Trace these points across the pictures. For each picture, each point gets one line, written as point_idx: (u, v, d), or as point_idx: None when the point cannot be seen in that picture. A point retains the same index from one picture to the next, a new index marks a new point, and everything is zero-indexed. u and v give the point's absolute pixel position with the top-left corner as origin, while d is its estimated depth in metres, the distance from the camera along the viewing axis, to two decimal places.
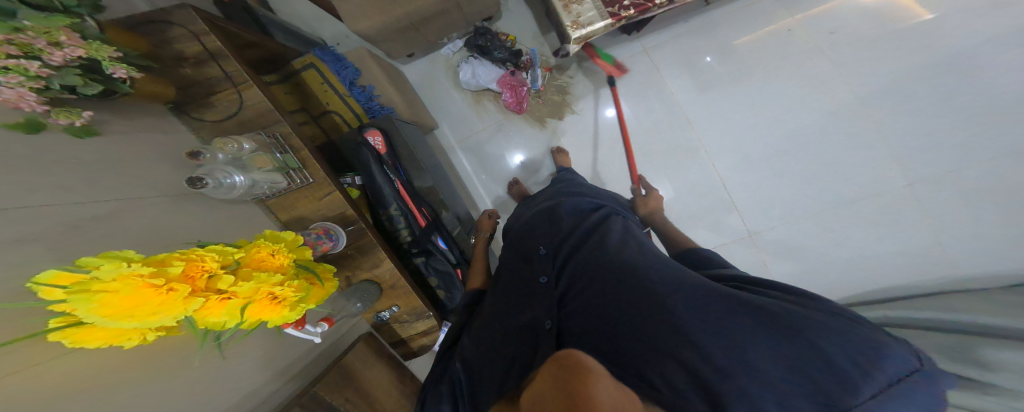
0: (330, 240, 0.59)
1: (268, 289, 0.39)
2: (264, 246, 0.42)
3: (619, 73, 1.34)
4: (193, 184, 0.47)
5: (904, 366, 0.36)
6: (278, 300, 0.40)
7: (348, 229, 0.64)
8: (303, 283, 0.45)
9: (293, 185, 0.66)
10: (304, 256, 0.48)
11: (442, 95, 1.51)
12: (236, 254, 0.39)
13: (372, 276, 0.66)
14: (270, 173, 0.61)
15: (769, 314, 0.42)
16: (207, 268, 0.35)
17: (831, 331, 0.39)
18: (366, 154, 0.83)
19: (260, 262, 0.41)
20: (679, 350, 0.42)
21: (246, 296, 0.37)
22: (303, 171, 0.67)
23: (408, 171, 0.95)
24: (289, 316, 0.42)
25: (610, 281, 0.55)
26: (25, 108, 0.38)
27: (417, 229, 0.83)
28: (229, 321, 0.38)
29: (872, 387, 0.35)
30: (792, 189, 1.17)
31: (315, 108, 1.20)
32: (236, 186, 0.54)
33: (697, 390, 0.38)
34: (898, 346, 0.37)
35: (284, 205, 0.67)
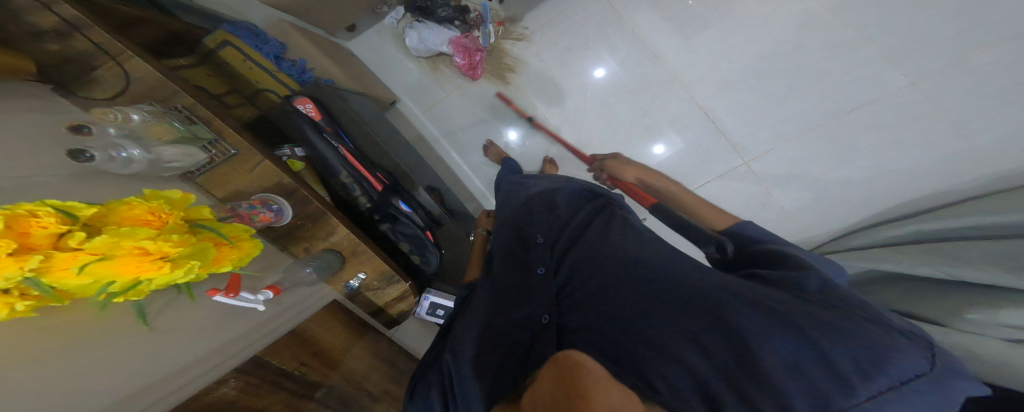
0: (270, 210, 0.52)
1: (136, 242, 0.31)
2: (138, 203, 0.34)
3: (572, 17, 1.25)
4: (74, 156, 0.39)
5: (915, 371, 0.34)
6: (154, 254, 0.32)
7: (293, 198, 0.56)
8: (195, 243, 0.37)
9: (213, 159, 0.56)
10: (201, 214, 0.40)
11: (394, 67, 1.38)
12: (89, 212, 0.31)
13: (329, 245, 0.60)
14: (178, 144, 0.51)
15: (773, 300, 0.41)
16: (46, 224, 0.27)
17: (841, 328, 0.37)
18: (299, 121, 0.74)
19: (134, 220, 0.34)
20: (679, 350, 0.40)
21: (104, 251, 0.29)
22: (221, 142, 0.57)
23: (355, 137, 0.87)
24: (177, 274, 0.35)
25: (616, 273, 0.53)
26: None
27: (374, 194, 0.77)
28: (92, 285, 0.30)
29: (869, 388, 0.33)
30: (785, 114, 1.09)
31: (245, 89, 0.99)
32: (135, 160, 0.45)
33: (693, 383, 0.37)
34: (913, 352, 0.35)
35: (215, 181, 0.58)
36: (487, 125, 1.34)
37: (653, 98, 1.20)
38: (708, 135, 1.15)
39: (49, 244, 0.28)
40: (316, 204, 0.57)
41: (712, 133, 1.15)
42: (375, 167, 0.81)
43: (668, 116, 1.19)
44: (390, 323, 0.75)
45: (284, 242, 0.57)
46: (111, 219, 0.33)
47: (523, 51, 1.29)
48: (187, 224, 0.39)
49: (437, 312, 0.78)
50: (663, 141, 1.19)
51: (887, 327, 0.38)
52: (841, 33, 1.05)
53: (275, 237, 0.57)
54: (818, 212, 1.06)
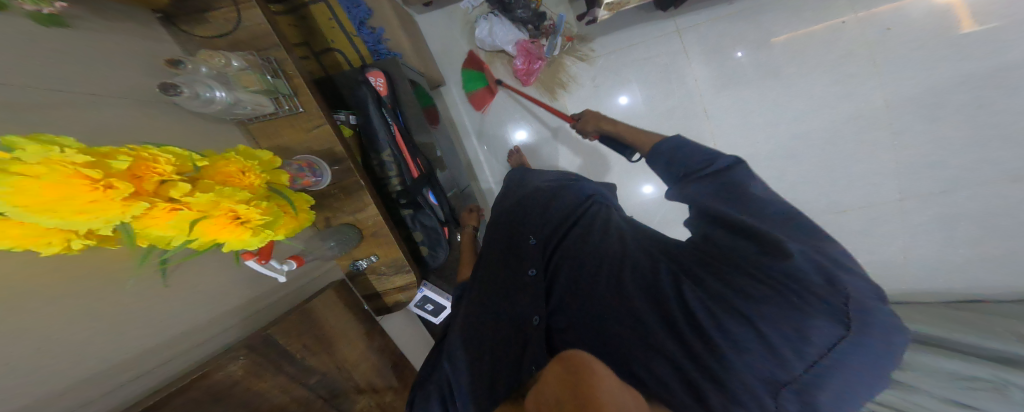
0: (313, 175, 0.54)
1: (231, 204, 0.30)
2: (234, 160, 0.34)
3: (641, 52, 1.26)
4: (166, 89, 0.41)
5: (836, 335, 0.38)
6: (243, 220, 0.31)
7: (334, 168, 0.60)
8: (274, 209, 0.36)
9: (279, 111, 0.58)
10: (281, 180, 0.39)
11: (455, 51, 1.40)
12: (195, 164, 0.31)
13: (352, 221, 0.61)
14: (256, 95, 0.53)
15: (732, 294, 0.43)
16: (157, 171, 0.27)
17: (785, 309, 0.40)
18: (366, 93, 0.77)
19: (228, 178, 0.33)
20: (662, 344, 0.43)
21: (202, 209, 0.29)
22: (294, 98, 0.59)
23: (407, 117, 0.90)
24: (253, 242, 0.33)
25: (598, 273, 0.55)
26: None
27: (408, 179, 0.78)
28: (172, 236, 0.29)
29: (805, 360, 0.38)
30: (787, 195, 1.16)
31: (318, 46, 1.08)
32: (217, 101, 0.48)
33: (677, 381, 0.41)
34: (828, 320, 0.39)
35: (267, 132, 0.60)
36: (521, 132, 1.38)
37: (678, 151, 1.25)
38: None
39: (156, 192, 0.28)
40: (355, 178, 0.60)
41: None
42: (418, 151, 0.83)
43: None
44: (382, 311, 0.69)
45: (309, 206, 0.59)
46: (212, 174, 0.32)
47: (580, 71, 1.30)
48: (269, 188, 0.37)
49: (426, 306, 0.76)
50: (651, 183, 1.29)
51: (827, 292, 0.39)
52: (876, 133, 1.09)
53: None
54: None
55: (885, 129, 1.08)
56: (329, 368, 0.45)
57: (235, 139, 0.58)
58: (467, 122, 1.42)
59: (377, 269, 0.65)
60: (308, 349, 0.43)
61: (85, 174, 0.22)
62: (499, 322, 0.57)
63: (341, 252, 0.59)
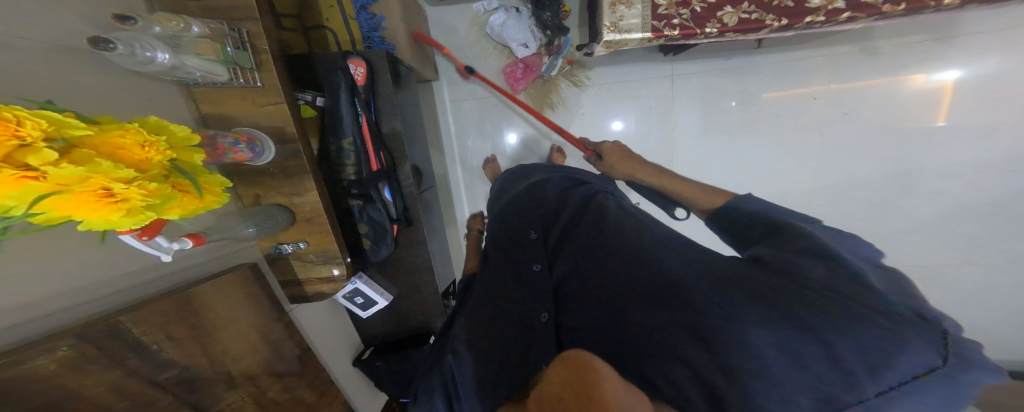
0: (251, 151, 0.53)
1: (105, 182, 0.30)
2: (132, 133, 0.33)
3: (634, 88, 1.29)
4: (94, 43, 0.37)
5: (927, 365, 0.30)
6: (118, 198, 0.31)
7: (281, 148, 0.57)
8: (166, 190, 0.36)
9: (234, 82, 0.54)
10: (192, 159, 0.40)
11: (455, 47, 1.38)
12: (75, 133, 0.29)
13: (286, 202, 0.59)
14: (210, 64, 0.50)
15: (776, 303, 0.37)
16: (20, 135, 0.26)
17: (865, 326, 0.32)
18: (340, 79, 0.75)
19: (116, 150, 0.32)
20: (687, 349, 0.37)
21: (68, 183, 0.28)
22: (255, 73, 0.56)
23: (380, 111, 0.87)
24: (124, 222, 0.33)
25: (611, 266, 0.51)
26: None
27: (365, 171, 0.76)
28: (11, 205, 0.27)
29: (879, 384, 0.30)
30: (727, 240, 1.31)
31: (312, 20, 1.05)
32: (157, 63, 0.44)
33: (704, 391, 0.34)
34: (918, 344, 0.31)
35: (212, 98, 0.56)
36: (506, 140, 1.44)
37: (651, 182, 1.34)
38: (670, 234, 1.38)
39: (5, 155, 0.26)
40: (300, 161, 0.57)
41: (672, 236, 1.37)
42: (384, 146, 0.81)
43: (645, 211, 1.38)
44: (299, 299, 0.66)
45: (240, 181, 0.58)
46: (94, 142, 0.31)
47: (570, 96, 1.33)
48: (166, 165, 0.37)
49: (355, 298, 0.80)
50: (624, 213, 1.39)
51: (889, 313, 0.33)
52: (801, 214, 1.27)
53: (233, 172, 0.57)
54: None
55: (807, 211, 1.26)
56: (196, 359, 0.44)
57: (174, 99, 0.55)
58: (450, 120, 1.45)
59: (304, 256, 0.63)
60: (177, 341, 0.42)
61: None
62: (502, 316, 0.52)
63: (264, 235, 0.56)
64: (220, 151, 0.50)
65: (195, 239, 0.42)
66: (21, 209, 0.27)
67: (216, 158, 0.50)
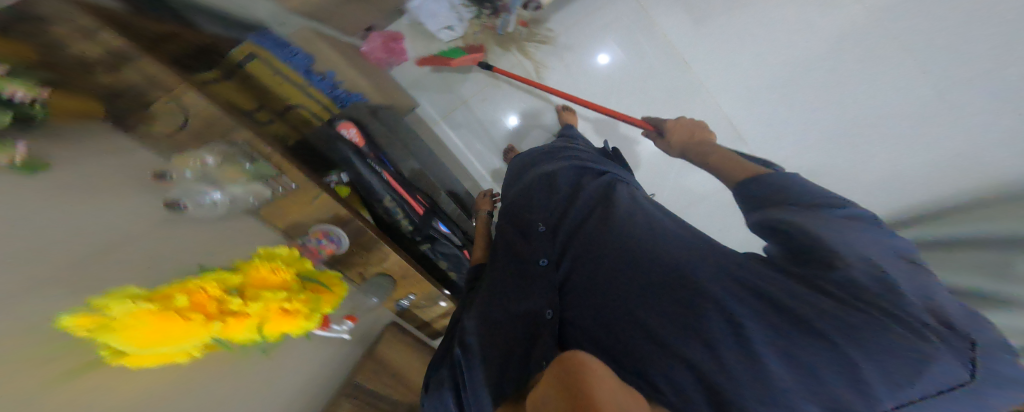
0: (330, 241, 0.64)
1: (276, 305, 0.47)
2: (262, 266, 0.50)
3: (601, 18, 1.30)
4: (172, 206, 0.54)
5: (951, 381, 0.29)
6: (288, 312, 0.49)
7: (348, 229, 0.66)
8: (309, 295, 0.54)
9: (277, 192, 0.63)
10: (303, 265, 0.58)
11: (413, 68, 1.42)
12: (235, 281, 0.46)
13: (382, 270, 0.72)
14: (248, 185, 0.60)
15: (813, 308, 0.35)
16: (211, 296, 0.41)
17: (890, 344, 0.31)
18: (345, 150, 0.79)
19: (263, 281, 0.49)
20: (682, 345, 0.38)
21: (261, 315, 0.46)
22: (283, 177, 0.64)
23: (394, 160, 0.89)
24: (305, 325, 0.52)
25: (621, 263, 0.49)
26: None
27: (415, 217, 0.82)
28: (251, 336, 0.46)
29: (907, 395, 0.29)
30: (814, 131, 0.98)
31: (276, 105, 1.02)
32: (218, 203, 0.58)
33: (702, 392, 0.35)
34: (951, 356, 0.30)
35: (278, 214, 0.65)
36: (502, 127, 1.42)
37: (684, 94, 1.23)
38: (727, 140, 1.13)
39: (218, 311, 0.42)
40: (369, 235, 0.66)
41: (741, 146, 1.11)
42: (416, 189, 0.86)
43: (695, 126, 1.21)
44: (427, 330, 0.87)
45: (339, 268, 0.68)
46: (246, 281, 0.48)
47: (547, 53, 1.34)
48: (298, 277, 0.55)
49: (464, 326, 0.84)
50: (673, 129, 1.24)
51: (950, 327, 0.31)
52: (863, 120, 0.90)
53: (333, 263, 0.67)
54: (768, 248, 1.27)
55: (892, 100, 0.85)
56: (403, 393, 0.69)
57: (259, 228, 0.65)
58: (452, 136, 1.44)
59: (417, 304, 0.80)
60: (377, 376, 0.66)
61: (173, 315, 0.36)
62: (512, 319, 0.52)
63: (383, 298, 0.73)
64: (314, 252, 0.63)
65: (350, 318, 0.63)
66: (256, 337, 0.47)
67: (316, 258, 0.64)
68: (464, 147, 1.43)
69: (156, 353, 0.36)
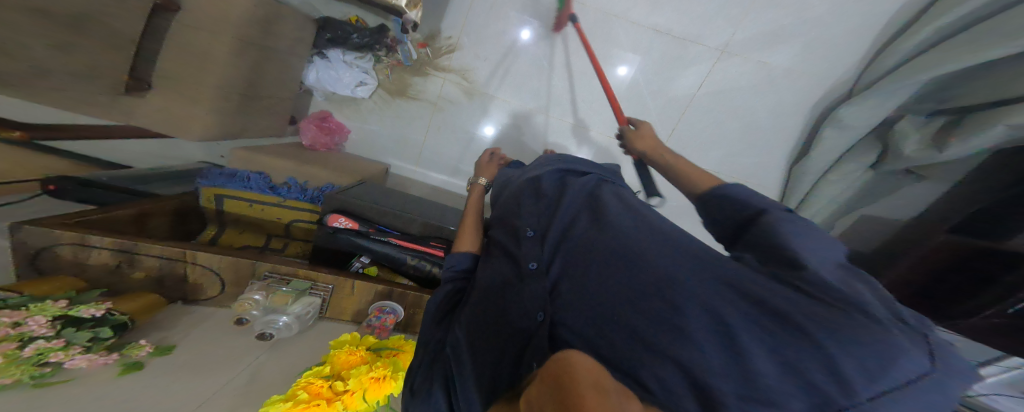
0: (386, 313, 0.76)
1: (367, 375, 0.52)
2: (341, 351, 0.58)
3: (485, 4, 1.43)
4: (262, 336, 0.63)
5: (918, 369, 0.31)
6: (380, 377, 0.53)
7: (395, 299, 0.78)
8: (389, 357, 0.59)
9: (323, 297, 0.76)
10: (371, 339, 0.64)
11: (359, 135, 1.64)
12: (328, 370, 0.54)
13: None
14: (300, 300, 0.70)
15: (792, 308, 0.38)
16: (319, 385, 0.50)
17: (861, 330, 0.33)
18: (349, 238, 0.91)
19: (349, 362, 0.57)
20: (672, 344, 0.40)
21: (360, 386, 0.52)
22: (318, 284, 0.76)
23: (392, 224, 0.98)
24: (399, 382, 0.55)
25: (610, 262, 0.54)
26: (103, 362, 0.50)
27: (436, 259, 0.92)
28: (369, 404, 0.53)
29: (870, 386, 0.31)
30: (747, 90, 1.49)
31: (278, 229, 1.23)
32: (290, 321, 0.66)
33: (688, 384, 0.37)
34: (913, 347, 0.32)
35: (339, 311, 0.79)
36: (476, 138, 1.61)
37: (603, 38, 1.45)
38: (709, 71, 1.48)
39: (333, 393, 0.50)
40: (412, 294, 0.79)
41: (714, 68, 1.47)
42: (427, 238, 0.96)
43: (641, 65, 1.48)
44: None
45: (409, 327, 0.83)
46: (339, 368, 0.56)
47: (460, 60, 1.50)
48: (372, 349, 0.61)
49: None
50: (626, 64, 1.48)
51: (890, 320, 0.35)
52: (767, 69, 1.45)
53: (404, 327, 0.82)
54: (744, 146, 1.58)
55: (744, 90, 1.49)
56: None
57: (331, 328, 0.77)
58: (436, 176, 1.69)
59: None
60: None
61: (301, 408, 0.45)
62: (505, 330, 0.53)
63: None
64: (380, 327, 0.73)
65: None
66: (373, 403, 0.53)
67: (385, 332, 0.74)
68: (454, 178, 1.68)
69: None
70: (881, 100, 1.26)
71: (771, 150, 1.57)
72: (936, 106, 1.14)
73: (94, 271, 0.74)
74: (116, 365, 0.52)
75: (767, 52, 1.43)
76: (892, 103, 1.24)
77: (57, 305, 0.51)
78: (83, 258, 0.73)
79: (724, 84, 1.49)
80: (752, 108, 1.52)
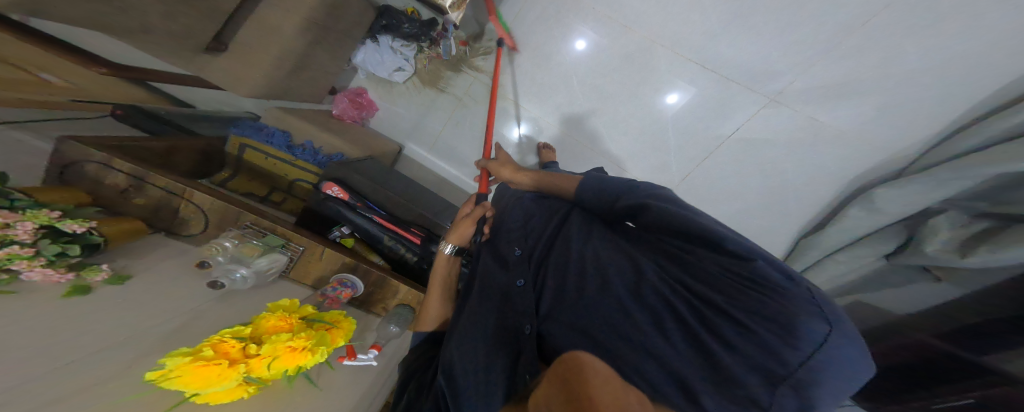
0: (345, 286, 0.75)
1: (284, 343, 0.50)
2: (270, 316, 0.55)
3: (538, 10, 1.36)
4: (212, 283, 0.63)
5: (820, 333, 0.39)
6: (298, 347, 0.51)
7: (358, 273, 0.80)
8: (315, 332, 0.56)
9: (293, 256, 0.78)
10: (308, 310, 0.62)
11: (385, 115, 1.66)
12: (249, 331, 0.51)
13: (400, 301, 0.83)
14: (268, 255, 0.71)
15: (720, 302, 0.46)
16: (232, 344, 0.46)
17: (767, 308, 0.42)
18: (336, 207, 0.91)
19: (274, 327, 0.53)
20: (648, 343, 0.48)
21: (272, 354, 0.48)
22: (291, 243, 0.78)
23: (384, 205, 0.98)
24: (317, 357, 0.52)
25: (584, 272, 0.62)
26: (58, 279, 0.50)
27: (415, 248, 0.91)
28: (277, 374, 0.49)
29: (799, 355, 0.38)
30: (793, 147, 1.28)
31: (282, 184, 1.27)
32: (247, 275, 0.66)
33: (668, 377, 0.44)
34: (810, 315, 0.40)
35: (302, 275, 0.80)
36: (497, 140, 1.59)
37: (642, 66, 1.32)
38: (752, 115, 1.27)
39: (241, 355, 0.46)
40: (376, 274, 0.80)
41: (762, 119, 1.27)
42: (410, 223, 0.96)
43: (696, 101, 1.31)
44: None
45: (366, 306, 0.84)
46: (261, 331, 0.53)
47: (494, 62, 1.46)
48: (304, 319, 0.59)
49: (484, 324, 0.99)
50: (677, 91, 1.32)
51: (801, 292, 0.42)
52: (828, 134, 1.22)
53: (362, 303, 0.84)
54: (768, 208, 1.40)
55: (780, 151, 1.29)
56: None
57: (292, 288, 0.78)
58: (447, 167, 1.69)
59: None
60: None
61: (203, 362, 0.41)
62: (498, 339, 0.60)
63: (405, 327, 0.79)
64: (333, 298, 0.73)
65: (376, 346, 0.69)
66: (281, 374, 0.50)
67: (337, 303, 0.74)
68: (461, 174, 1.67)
69: (218, 392, 0.43)
70: (923, 188, 0.96)
71: (788, 214, 1.39)
72: (986, 207, 0.85)
73: (108, 192, 0.76)
74: (67, 286, 0.51)
75: (825, 109, 1.19)
76: (936, 194, 0.94)
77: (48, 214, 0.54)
78: (103, 177, 0.76)
79: (760, 135, 1.29)
80: (783, 164, 1.31)
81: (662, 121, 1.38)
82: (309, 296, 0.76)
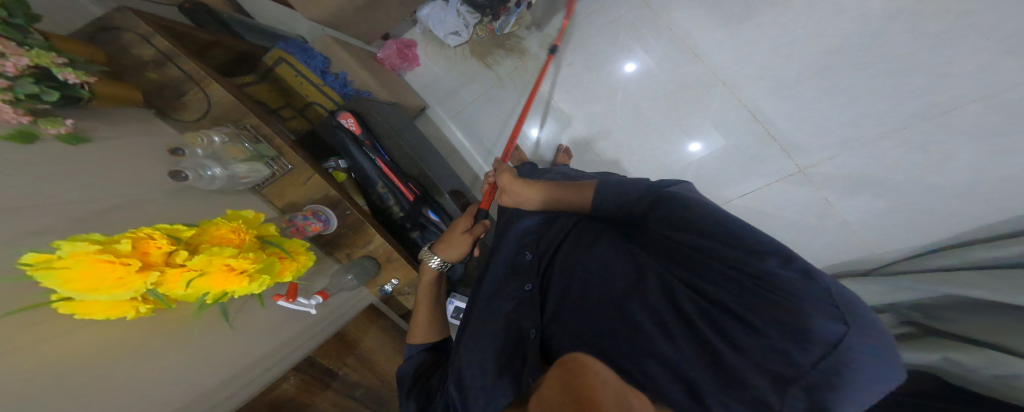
0: (319, 220, 0.71)
1: (222, 260, 0.43)
2: (222, 224, 0.49)
3: (613, 14, 1.24)
4: (173, 176, 0.54)
5: (833, 336, 0.31)
6: (237, 269, 0.45)
7: (336, 211, 0.76)
8: (264, 257, 0.50)
9: (275, 173, 0.73)
10: (270, 231, 0.57)
11: (425, 73, 1.58)
12: (188, 234, 0.45)
13: (368, 252, 0.80)
14: (249, 162, 0.67)
15: (724, 298, 0.39)
16: (158, 244, 0.40)
17: (768, 305, 0.35)
18: (342, 137, 0.85)
19: (219, 238, 0.48)
20: (661, 347, 0.42)
21: (202, 268, 0.42)
22: (281, 159, 0.74)
23: (390, 150, 0.92)
24: (252, 286, 0.47)
25: (593, 270, 0.56)
26: (15, 121, 0.44)
27: (406, 203, 0.87)
28: (193, 292, 0.43)
29: (808, 355, 0.32)
30: (815, 232, 1.07)
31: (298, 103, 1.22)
32: (218, 176, 0.60)
33: (679, 386, 0.38)
34: (821, 312, 0.32)
35: (278, 193, 0.75)
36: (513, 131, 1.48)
37: (690, 100, 1.17)
38: (778, 176, 1.09)
39: (162, 261, 0.40)
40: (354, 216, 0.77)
41: (781, 189, 1.09)
42: (409, 177, 0.90)
43: (722, 151, 1.15)
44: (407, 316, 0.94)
45: (330, 248, 0.78)
46: (203, 238, 0.47)
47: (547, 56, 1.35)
48: (260, 241, 0.53)
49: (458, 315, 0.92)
50: (700, 139, 1.18)
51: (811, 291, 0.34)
52: (836, 225, 1.04)
53: (324, 244, 0.78)
54: None
55: (796, 231, 1.10)
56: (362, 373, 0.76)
57: (257, 204, 0.73)
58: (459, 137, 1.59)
59: (402, 290, 0.87)
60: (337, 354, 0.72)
61: (105, 258, 0.34)
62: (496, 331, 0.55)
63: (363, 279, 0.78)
64: (300, 228, 0.68)
65: (320, 294, 0.67)
66: (200, 292, 0.44)
67: (302, 235, 0.69)
68: (472, 148, 1.57)
69: (96, 302, 0.36)
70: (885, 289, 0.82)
71: None
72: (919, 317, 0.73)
73: (127, 60, 0.72)
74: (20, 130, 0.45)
75: (847, 195, 1.02)
76: (889, 296, 0.80)
77: (51, 57, 0.48)
78: (130, 46, 0.73)
79: (768, 207, 1.11)
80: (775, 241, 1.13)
81: (683, 165, 1.20)
82: (276, 218, 0.71)
